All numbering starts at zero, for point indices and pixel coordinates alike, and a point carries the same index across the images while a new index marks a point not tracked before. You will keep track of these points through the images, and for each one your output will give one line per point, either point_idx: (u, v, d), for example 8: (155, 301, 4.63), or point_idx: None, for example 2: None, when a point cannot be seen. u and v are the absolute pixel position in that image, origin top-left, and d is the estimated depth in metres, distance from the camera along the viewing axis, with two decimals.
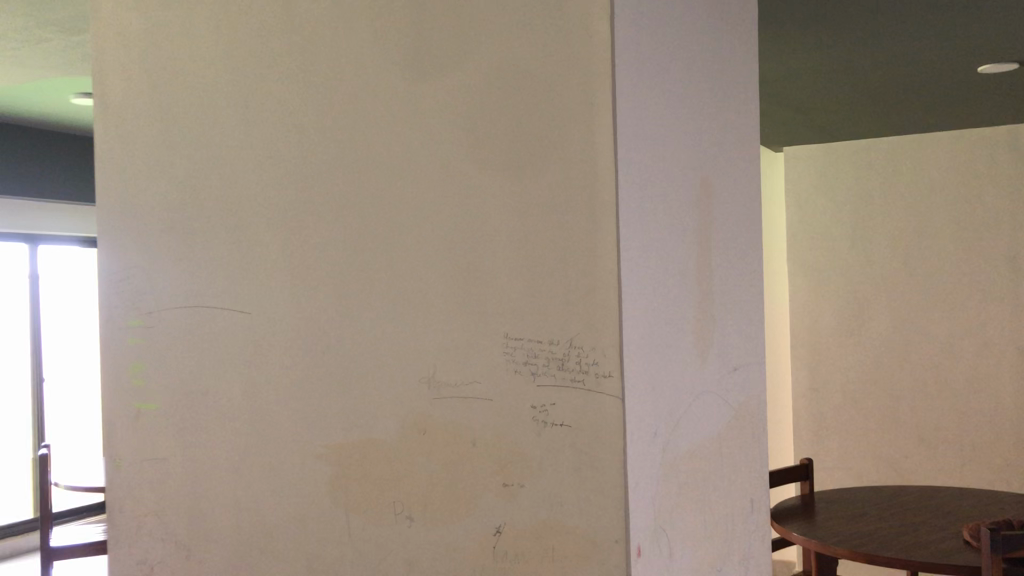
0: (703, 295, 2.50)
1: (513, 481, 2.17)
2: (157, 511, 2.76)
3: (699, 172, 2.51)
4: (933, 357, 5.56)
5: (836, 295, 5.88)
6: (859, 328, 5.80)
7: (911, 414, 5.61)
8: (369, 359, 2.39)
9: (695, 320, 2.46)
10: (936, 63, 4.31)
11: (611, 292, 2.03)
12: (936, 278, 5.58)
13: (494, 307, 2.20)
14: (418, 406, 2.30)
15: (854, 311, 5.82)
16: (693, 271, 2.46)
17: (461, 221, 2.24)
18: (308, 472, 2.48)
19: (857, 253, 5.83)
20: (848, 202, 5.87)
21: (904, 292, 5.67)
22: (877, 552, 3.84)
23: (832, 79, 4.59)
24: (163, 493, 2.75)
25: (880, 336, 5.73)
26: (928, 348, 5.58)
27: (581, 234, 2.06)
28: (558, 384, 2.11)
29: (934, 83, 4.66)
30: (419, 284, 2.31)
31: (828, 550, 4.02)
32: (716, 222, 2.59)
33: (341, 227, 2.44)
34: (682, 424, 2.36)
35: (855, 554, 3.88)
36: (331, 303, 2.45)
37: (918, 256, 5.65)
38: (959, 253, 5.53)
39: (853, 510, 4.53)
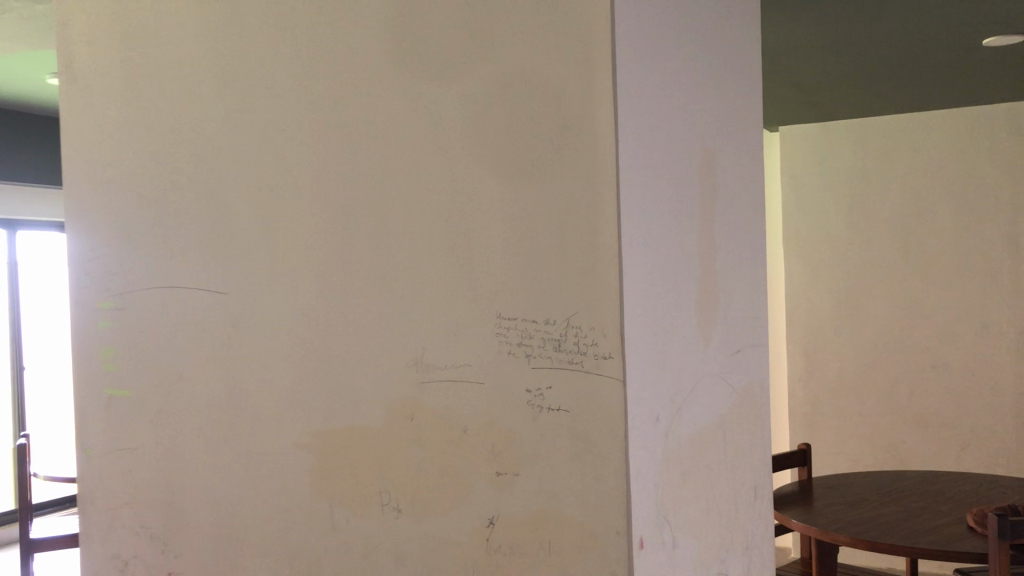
0: (706, 273, 2.37)
1: (506, 470, 2.04)
2: (131, 505, 2.62)
3: (702, 144, 2.38)
4: (932, 340, 5.46)
5: (832, 277, 5.77)
6: (857, 311, 5.68)
7: (909, 398, 5.51)
8: (353, 342, 2.25)
9: (698, 299, 2.34)
10: (941, 37, 4.16)
11: (612, 268, 1.90)
12: (935, 259, 5.48)
13: (484, 285, 2.06)
14: (405, 391, 2.17)
15: (851, 294, 5.70)
16: (695, 247, 2.33)
17: (450, 195, 2.11)
18: (290, 462, 2.35)
19: (855, 234, 5.71)
20: (845, 182, 5.75)
21: (902, 274, 5.56)
22: (879, 539, 3.72)
23: (833, 57, 4.46)
24: (137, 485, 2.61)
25: (877, 319, 5.62)
26: (926, 332, 5.48)
27: (579, 206, 1.93)
28: (555, 366, 1.98)
29: (937, 59, 4.51)
30: (405, 262, 2.17)
31: (829, 537, 3.90)
32: (719, 196, 2.46)
33: (322, 202, 2.30)
34: (685, 408, 2.23)
35: (857, 541, 3.77)
36: (313, 283, 2.31)
37: (917, 238, 5.54)
38: (958, 233, 5.43)
39: (853, 497, 4.43)
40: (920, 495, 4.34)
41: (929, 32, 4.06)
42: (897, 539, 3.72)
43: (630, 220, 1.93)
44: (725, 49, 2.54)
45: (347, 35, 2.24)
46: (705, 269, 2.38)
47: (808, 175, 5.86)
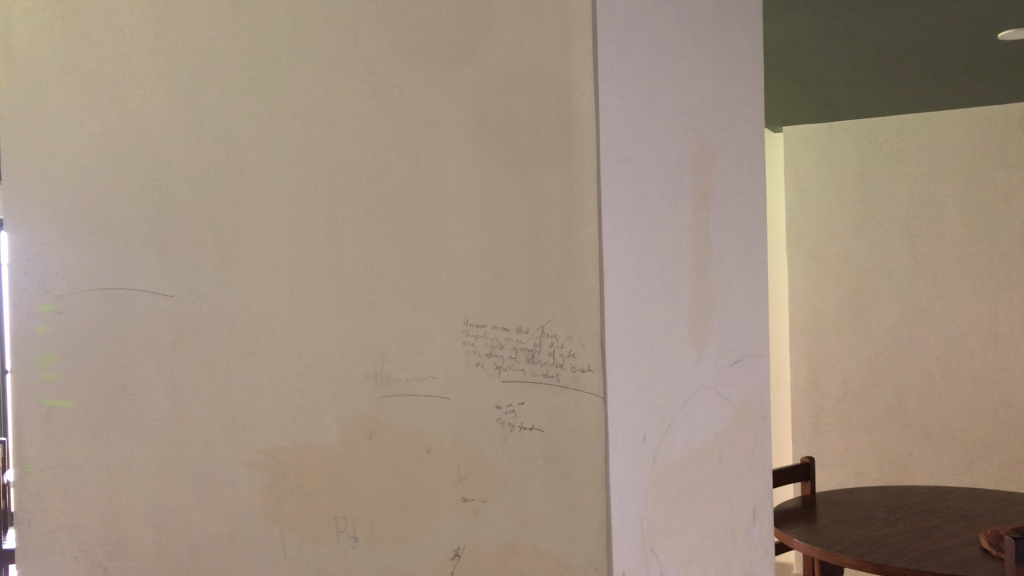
0: (701, 277, 2.16)
1: (473, 496, 1.82)
2: (72, 526, 2.40)
3: (697, 136, 2.17)
4: (940, 350, 5.23)
5: (837, 284, 5.53)
6: (863, 319, 5.45)
7: (916, 410, 5.28)
8: (307, 350, 2.03)
9: (691, 305, 2.12)
10: (953, 33, 3.93)
11: (592, 270, 1.70)
12: (943, 266, 5.25)
13: (449, 289, 1.85)
14: (363, 406, 1.95)
15: (857, 302, 5.47)
16: (689, 248, 2.11)
17: (414, 188, 1.89)
18: (240, 482, 2.13)
19: (859, 239, 5.49)
20: (849, 185, 5.52)
21: (909, 281, 5.33)
22: (889, 561, 3.48)
23: (839, 55, 4.24)
24: (78, 504, 2.39)
25: (883, 327, 5.39)
26: (934, 342, 5.25)
27: (556, 201, 1.73)
28: (528, 379, 1.76)
29: (948, 57, 4.28)
30: (365, 262, 1.95)
31: (834, 558, 3.66)
32: (716, 193, 2.25)
33: (275, 195, 2.08)
34: (675, 428, 2.02)
35: (863, 563, 3.54)
36: (264, 285, 2.09)
37: (924, 244, 5.31)
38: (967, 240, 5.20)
39: (858, 514, 4.20)
40: (930, 514, 4.12)
41: (943, 28, 3.85)
42: (908, 562, 3.47)
43: (612, 216, 1.73)
44: (730, 32, 2.32)
45: (304, 13, 2.03)
46: (698, 273, 2.16)
47: (810, 179, 5.64)
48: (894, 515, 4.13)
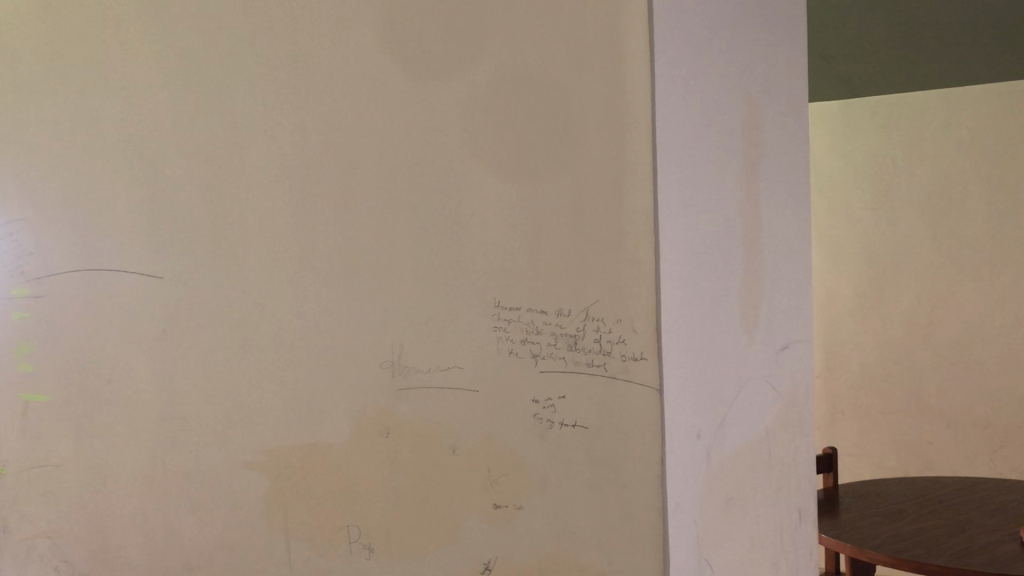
0: (755, 253, 1.93)
1: (506, 502, 1.60)
2: (49, 534, 2.15)
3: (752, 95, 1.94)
4: (963, 319, 4.22)
5: (854, 245, 4.50)
6: (885, 285, 4.42)
7: (937, 390, 4.28)
8: (313, 338, 1.79)
9: (745, 284, 1.89)
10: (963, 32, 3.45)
11: (645, 243, 1.48)
12: (963, 218, 4.23)
13: (479, 267, 1.62)
14: (376, 400, 1.72)
15: (877, 267, 4.45)
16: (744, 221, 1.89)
17: (437, 152, 1.66)
18: (237, 486, 1.89)
19: (881, 190, 4.43)
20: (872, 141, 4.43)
21: (930, 237, 4.31)
22: (926, 560, 3.10)
23: (841, 60, 3.80)
24: (56, 509, 2.14)
25: (904, 292, 4.37)
26: (957, 309, 4.24)
27: (603, 165, 1.52)
28: (569, 369, 1.55)
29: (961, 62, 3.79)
30: (380, 237, 1.72)
31: (866, 555, 3.26)
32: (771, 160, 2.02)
33: (276, 163, 1.83)
34: (728, 423, 1.79)
35: (900, 561, 3.15)
36: (263, 265, 1.85)
37: (946, 191, 4.27)
38: (997, 187, 4.14)
39: (884, 503, 3.84)
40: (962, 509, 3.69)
41: (955, 23, 3.34)
42: (946, 559, 3.11)
43: (668, 180, 1.50)
44: None
45: None
46: (752, 249, 1.91)
47: (827, 120, 4.55)
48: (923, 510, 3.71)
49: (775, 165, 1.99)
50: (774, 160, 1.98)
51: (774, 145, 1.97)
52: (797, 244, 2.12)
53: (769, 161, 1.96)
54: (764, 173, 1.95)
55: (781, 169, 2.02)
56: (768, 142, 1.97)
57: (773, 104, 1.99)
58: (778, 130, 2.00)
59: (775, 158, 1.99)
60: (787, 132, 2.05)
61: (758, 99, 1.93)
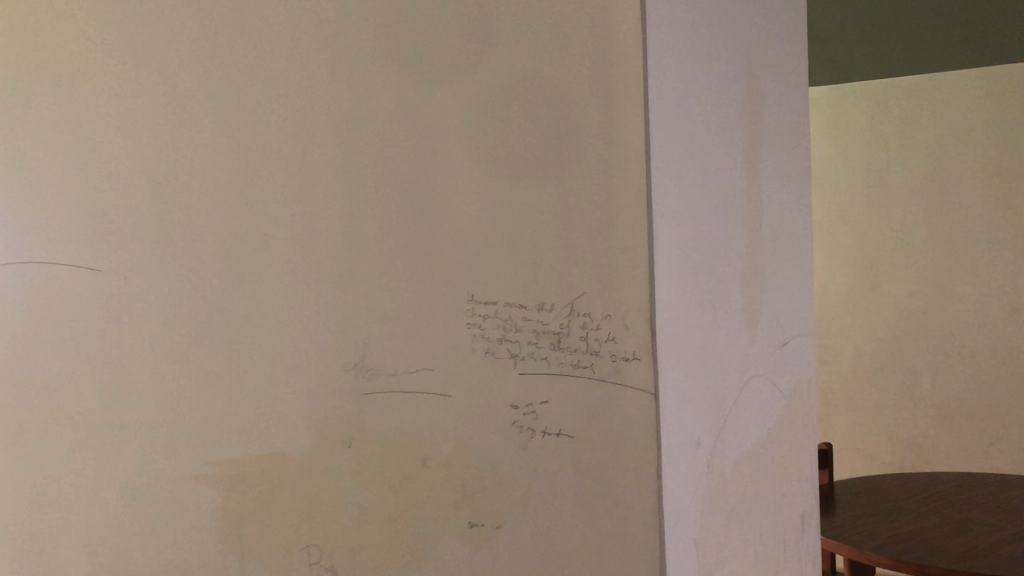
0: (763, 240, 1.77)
1: (483, 520, 1.43)
2: None
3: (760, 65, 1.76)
4: (959, 309, 3.93)
5: (846, 233, 4.18)
6: (878, 270, 4.10)
7: (931, 383, 3.99)
8: (268, 338, 1.59)
9: (750, 273, 1.72)
10: (949, 25, 3.16)
11: (637, 227, 1.32)
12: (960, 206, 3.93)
13: (452, 256, 1.45)
14: (338, 406, 1.53)
15: (869, 253, 4.13)
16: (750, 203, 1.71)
17: (405, 127, 1.48)
18: (184, 504, 1.67)
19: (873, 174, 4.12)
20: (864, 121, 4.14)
21: (923, 222, 4.01)
22: (929, 562, 2.77)
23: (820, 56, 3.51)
24: None
25: (897, 278, 4.06)
26: (955, 298, 3.94)
27: (590, 140, 1.35)
28: (553, 372, 1.38)
29: (945, 51, 3.50)
30: (341, 223, 1.53)
31: (864, 557, 2.91)
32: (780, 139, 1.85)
33: (226, 139, 1.62)
34: (729, 428, 1.62)
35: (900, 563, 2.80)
36: (210, 253, 1.64)
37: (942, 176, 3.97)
38: (996, 174, 3.86)
39: (886, 498, 3.53)
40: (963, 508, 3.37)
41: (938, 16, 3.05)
42: (950, 557, 2.83)
43: (661, 158, 1.34)
44: None
45: None
46: (755, 235, 1.71)
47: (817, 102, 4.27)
48: (923, 509, 3.37)
49: (779, 143, 1.81)
50: (777, 138, 1.80)
51: (775, 120, 1.78)
52: (800, 232, 1.95)
53: (769, 139, 1.77)
54: (766, 151, 1.75)
55: (783, 147, 1.83)
56: (774, 118, 1.80)
57: (776, 76, 1.80)
58: (781, 104, 1.82)
59: (777, 136, 1.80)
60: (791, 106, 1.86)
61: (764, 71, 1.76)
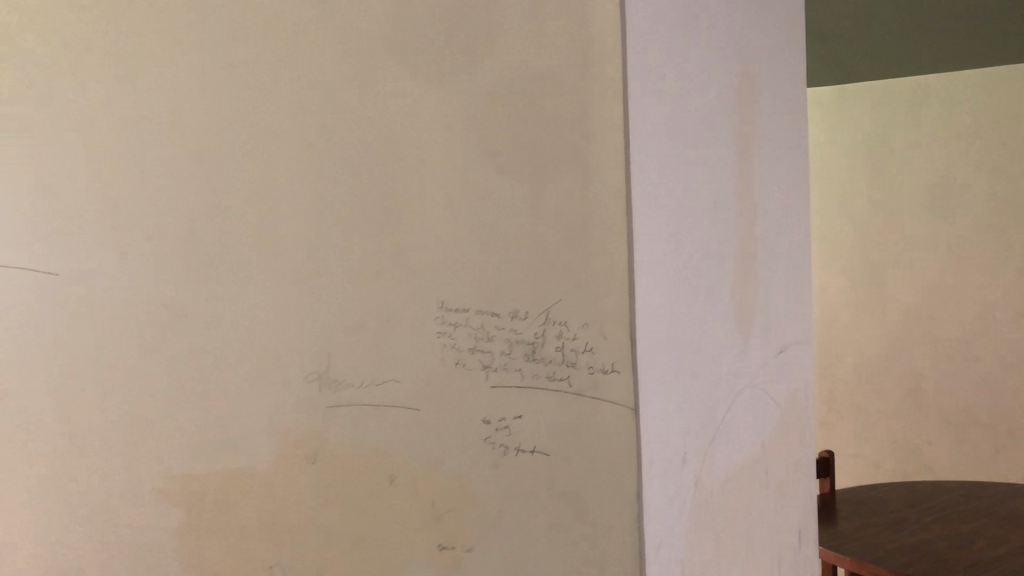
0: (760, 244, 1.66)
1: (453, 542, 1.33)
2: None
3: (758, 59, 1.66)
4: (969, 314, 3.78)
5: (839, 232, 4.09)
6: (885, 272, 3.97)
7: (936, 390, 3.86)
8: (229, 344, 1.49)
9: (744, 277, 1.62)
10: (950, 21, 3.00)
11: (616, 231, 1.22)
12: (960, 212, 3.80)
13: (422, 260, 1.35)
14: (302, 418, 1.44)
15: (873, 255, 4.01)
16: (744, 203, 1.61)
17: (372, 121, 1.38)
18: (143, 518, 1.56)
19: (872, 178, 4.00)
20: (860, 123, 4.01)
21: (931, 224, 3.87)
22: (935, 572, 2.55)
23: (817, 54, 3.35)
24: None
25: (902, 281, 3.93)
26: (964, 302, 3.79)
27: (567, 137, 1.26)
28: (526, 384, 1.29)
29: (947, 48, 3.33)
30: (304, 224, 1.43)
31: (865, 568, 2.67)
32: (778, 137, 1.74)
33: (186, 131, 1.51)
34: (718, 442, 1.53)
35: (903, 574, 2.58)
36: (169, 253, 1.53)
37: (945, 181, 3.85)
38: (1005, 173, 3.69)
39: (884, 501, 3.33)
40: (976, 514, 3.14)
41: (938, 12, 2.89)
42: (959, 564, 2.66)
43: (643, 156, 1.26)
44: None
45: None
46: (747, 238, 1.61)
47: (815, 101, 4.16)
48: (933, 516, 3.14)
49: (774, 140, 1.72)
50: (772, 133, 1.71)
51: (770, 115, 1.69)
52: (797, 233, 1.85)
53: (763, 135, 1.67)
54: (759, 149, 1.65)
55: (779, 144, 1.73)
56: (770, 115, 1.70)
57: (771, 71, 1.70)
58: (778, 98, 1.72)
59: (772, 132, 1.71)
60: (787, 101, 1.76)
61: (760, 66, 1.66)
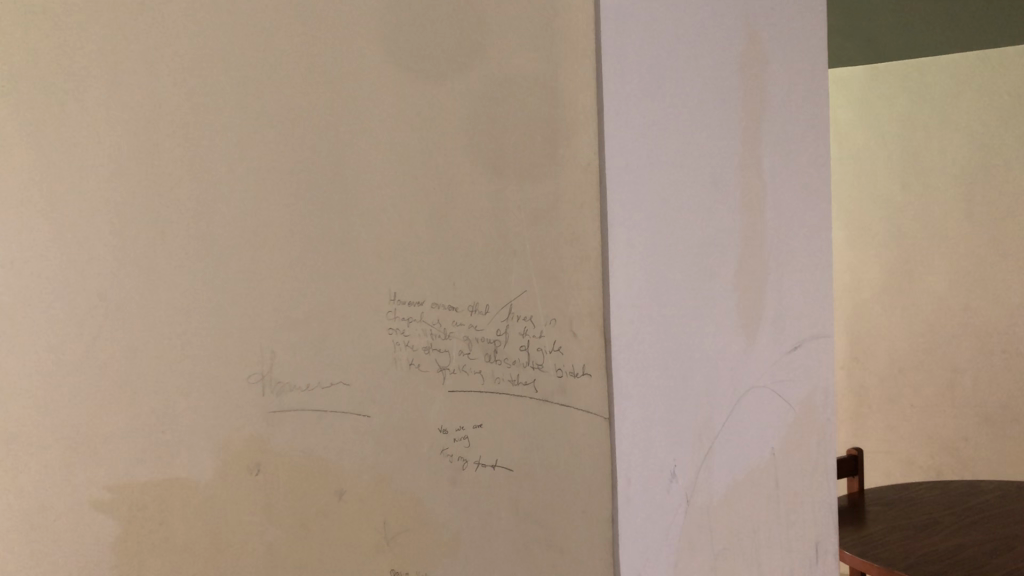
0: (777, 228, 1.44)
1: (407, 567, 1.18)
2: None
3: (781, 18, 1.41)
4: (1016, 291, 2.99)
5: (850, 195, 3.33)
6: (917, 246, 3.17)
7: (975, 382, 3.07)
8: (164, 342, 1.31)
9: (755, 265, 1.40)
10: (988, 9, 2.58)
11: (588, 213, 1.04)
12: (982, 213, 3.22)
13: (374, 245, 1.18)
14: (243, 424, 1.27)
15: (896, 225, 3.23)
16: (757, 182, 1.38)
17: (322, 88, 1.22)
18: (70, 539, 1.37)
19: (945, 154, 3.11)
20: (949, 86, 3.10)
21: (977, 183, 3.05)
22: (977, 559, 2.05)
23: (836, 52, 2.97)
24: None
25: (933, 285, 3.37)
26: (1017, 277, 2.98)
27: (533, 104, 1.08)
28: (487, 390, 1.11)
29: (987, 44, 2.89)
30: (243, 207, 1.26)
31: (892, 546, 2.14)
32: (803, 112, 1.48)
33: (116, 100, 1.31)
34: (712, 452, 1.35)
35: (937, 560, 2.06)
36: (101, 234, 1.32)
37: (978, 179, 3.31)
38: None
39: (932, 491, 2.61)
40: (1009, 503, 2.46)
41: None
42: (946, 543, 2.18)
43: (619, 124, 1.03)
44: None
45: None
46: (752, 223, 1.38)
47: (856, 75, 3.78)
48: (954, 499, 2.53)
49: (790, 116, 1.45)
50: (786, 107, 1.43)
51: (783, 86, 1.41)
52: (822, 224, 1.56)
53: (774, 109, 1.41)
54: (769, 127, 1.39)
55: (799, 123, 1.47)
56: (793, 84, 1.45)
57: (795, 33, 1.45)
58: (798, 71, 1.46)
59: (786, 106, 1.43)
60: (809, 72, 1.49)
61: (783, 27, 1.42)
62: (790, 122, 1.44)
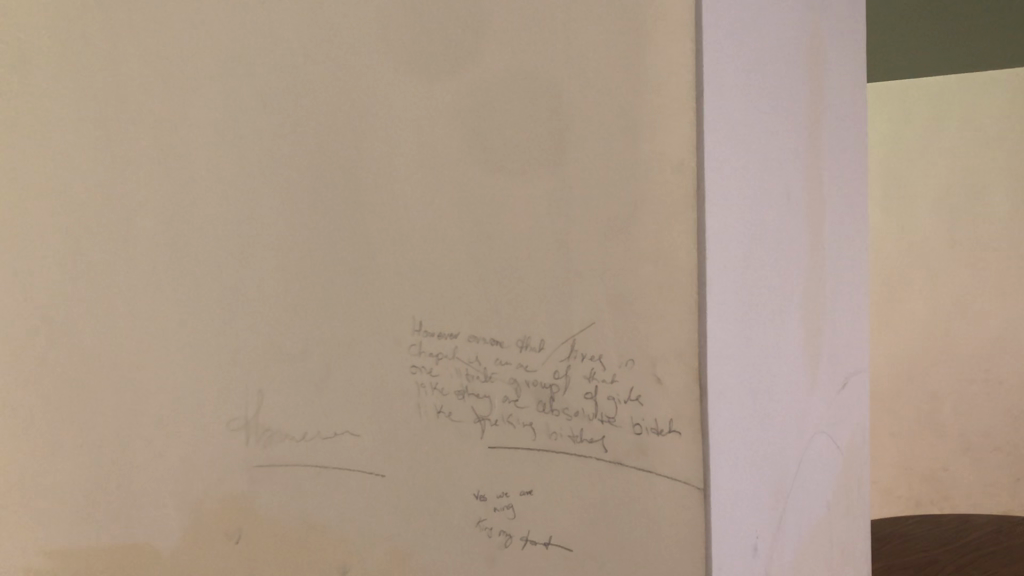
0: (834, 251, 1.23)
1: None
2: None
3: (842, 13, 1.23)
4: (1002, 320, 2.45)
5: None
6: (906, 261, 2.56)
7: (956, 414, 2.51)
8: (121, 378, 1.04)
9: (817, 296, 1.18)
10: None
11: (681, 224, 0.83)
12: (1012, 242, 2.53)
13: (393, 262, 0.94)
14: (220, 482, 1.01)
15: None
16: (820, 199, 1.16)
17: (321, 63, 0.96)
18: None
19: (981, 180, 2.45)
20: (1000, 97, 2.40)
21: None
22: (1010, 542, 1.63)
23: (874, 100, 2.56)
24: None
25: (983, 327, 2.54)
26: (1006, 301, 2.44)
27: (608, 88, 0.86)
28: (539, 448, 0.89)
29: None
30: (224, 215, 1.00)
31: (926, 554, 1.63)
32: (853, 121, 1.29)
33: (74, 81, 1.06)
34: (784, 514, 1.09)
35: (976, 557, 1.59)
36: (52, 246, 1.07)
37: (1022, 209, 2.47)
38: None
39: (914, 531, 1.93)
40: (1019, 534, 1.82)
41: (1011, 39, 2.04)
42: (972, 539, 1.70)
43: (717, 127, 0.85)
44: None
45: None
46: (814, 240, 1.14)
47: None
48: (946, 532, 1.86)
49: (840, 121, 1.23)
50: (840, 113, 1.23)
51: (837, 87, 1.21)
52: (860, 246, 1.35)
53: (830, 112, 1.20)
54: (829, 138, 1.19)
55: (850, 134, 1.27)
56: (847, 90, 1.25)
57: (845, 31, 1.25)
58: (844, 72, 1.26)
59: (837, 109, 1.22)
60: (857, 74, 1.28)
61: (842, 22, 1.23)
62: (841, 131, 1.24)
